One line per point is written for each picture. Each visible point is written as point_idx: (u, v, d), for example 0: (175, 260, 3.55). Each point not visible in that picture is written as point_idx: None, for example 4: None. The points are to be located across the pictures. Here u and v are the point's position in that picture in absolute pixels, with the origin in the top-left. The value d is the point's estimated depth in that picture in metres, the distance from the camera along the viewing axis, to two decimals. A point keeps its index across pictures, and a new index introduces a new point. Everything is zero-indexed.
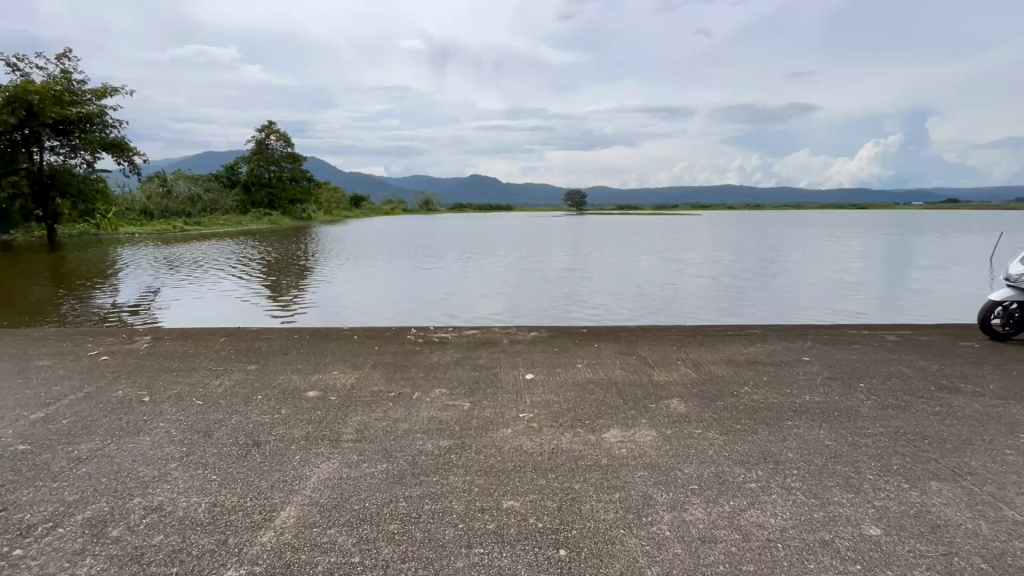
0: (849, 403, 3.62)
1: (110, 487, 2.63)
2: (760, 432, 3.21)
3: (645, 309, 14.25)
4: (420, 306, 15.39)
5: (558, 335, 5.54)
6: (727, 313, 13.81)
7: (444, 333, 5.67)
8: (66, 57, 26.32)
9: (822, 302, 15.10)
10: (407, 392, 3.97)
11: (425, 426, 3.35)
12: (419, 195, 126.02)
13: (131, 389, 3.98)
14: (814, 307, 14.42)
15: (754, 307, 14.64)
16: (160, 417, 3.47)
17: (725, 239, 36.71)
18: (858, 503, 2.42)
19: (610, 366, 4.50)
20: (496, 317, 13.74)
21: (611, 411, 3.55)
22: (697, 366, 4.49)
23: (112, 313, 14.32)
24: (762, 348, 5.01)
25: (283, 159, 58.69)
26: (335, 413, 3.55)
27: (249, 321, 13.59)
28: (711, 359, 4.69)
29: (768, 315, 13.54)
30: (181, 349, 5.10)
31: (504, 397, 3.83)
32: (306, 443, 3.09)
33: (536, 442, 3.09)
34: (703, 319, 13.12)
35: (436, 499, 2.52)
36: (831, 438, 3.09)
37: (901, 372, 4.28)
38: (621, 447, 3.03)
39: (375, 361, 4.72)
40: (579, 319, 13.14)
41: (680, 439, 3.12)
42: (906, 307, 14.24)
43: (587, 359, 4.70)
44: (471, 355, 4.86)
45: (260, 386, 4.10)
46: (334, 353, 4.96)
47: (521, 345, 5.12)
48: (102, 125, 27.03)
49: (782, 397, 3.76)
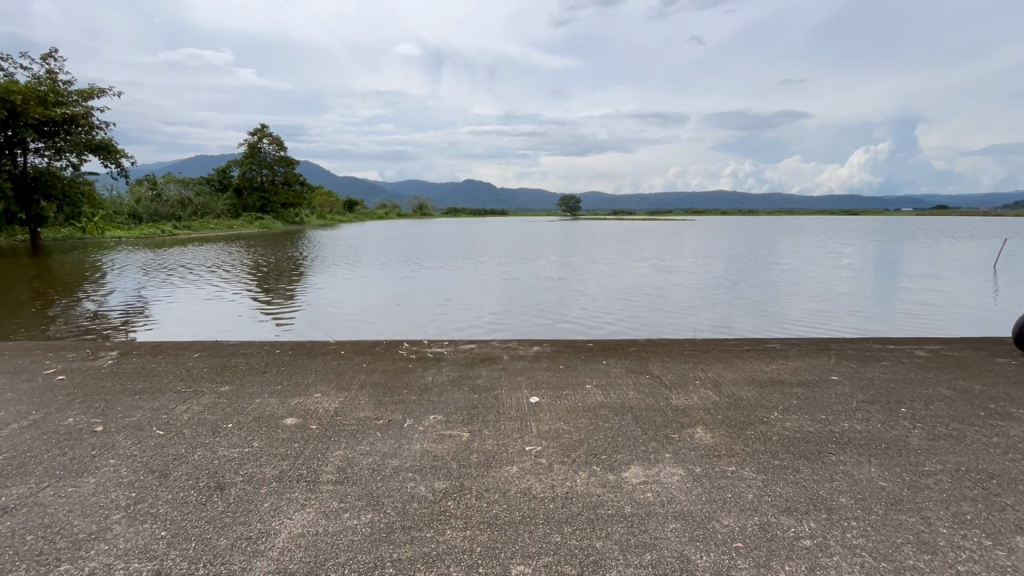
0: (895, 433, 3.22)
1: (34, 548, 2.16)
2: (803, 469, 2.80)
3: (648, 315, 13.86)
4: (413, 311, 14.89)
5: (564, 350, 5.13)
6: (731, 320, 13.44)
7: (438, 347, 5.24)
8: (52, 58, 25.74)
9: (826, 309, 14.77)
10: (398, 419, 3.53)
11: (417, 463, 2.91)
12: (413, 201, 125.98)
13: (84, 416, 3.51)
14: (819, 314, 14.07)
15: (755, 313, 14.32)
16: (112, 451, 3.02)
17: (721, 246, 36.62)
18: (940, 569, 2.01)
19: (622, 387, 4.08)
20: (494, 323, 13.25)
21: (629, 443, 3.13)
22: (718, 387, 4.08)
23: (99, 318, 13.86)
24: (785, 365, 4.62)
25: (276, 163, 58.04)
26: (314, 446, 3.10)
27: (238, 327, 13.05)
28: (732, 378, 4.29)
29: (770, 322, 13.21)
30: (149, 367, 4.62)
31: (507, 425, 3.39)
32: (277, 487, 2.64)
33: (546, 484, 2.67)
34: (705, 326, 12.75)
35: (431, 563, 2.09)
36: (886, 478, 2.69)
37: (942, 394, 3.89)
38: (645, 490, 2.61)
39: (362, 381, 4.27)
40: (579, 326, 12.68)
41: (712, 479, 2.71)
42: (914, 316, 13.92)
43: (597, 379, 4.28)
44: (469, 374, 4.42)
45: (232, 411, 3.64)
46: (318, 371, 4.51)
47: (523, 362, 4.71)
48: (89, 127, 26.42)
49: (818, 425, 3.36)
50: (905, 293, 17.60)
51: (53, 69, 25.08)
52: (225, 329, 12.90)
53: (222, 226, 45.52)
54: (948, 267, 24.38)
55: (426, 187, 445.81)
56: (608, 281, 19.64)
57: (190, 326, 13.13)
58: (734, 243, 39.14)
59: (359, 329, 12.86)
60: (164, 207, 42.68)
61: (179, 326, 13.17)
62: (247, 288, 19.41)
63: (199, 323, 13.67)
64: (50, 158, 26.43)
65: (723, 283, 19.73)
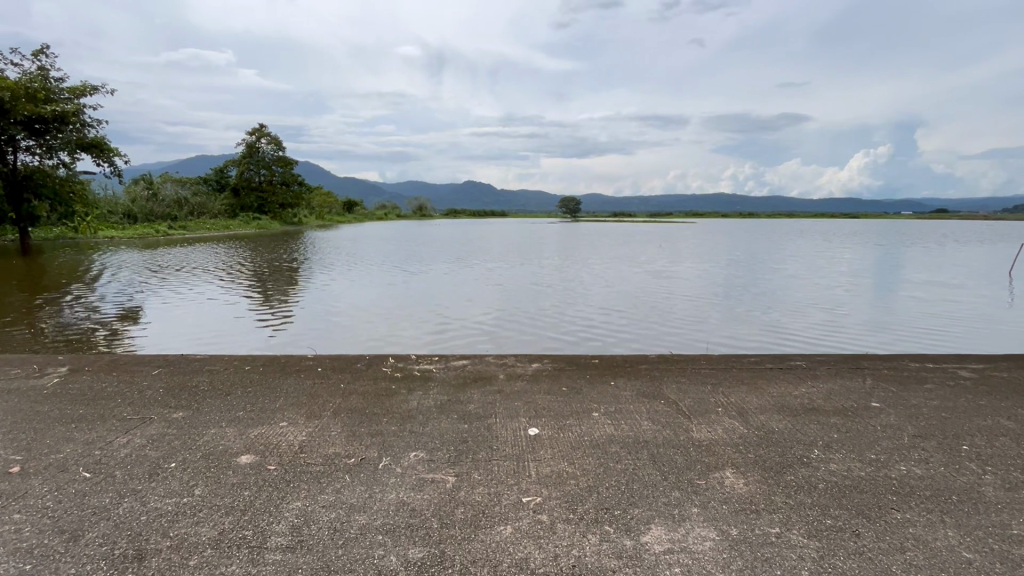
0: (966, 483, 2.69)
1: None
2: (865, 534, 2.27)
3: (652, 318, 13.31)
4: (410, 313, 14.42)
5: (566, 368, 4.62)
6: (738, 323, 12.88)
7: (427, 364, 4.71)
8: (43, 54, 25.25)
9: (836, 313, 14.24)
10: (373, 457, 2.99)
11: (390, 521, 2.38)
12: (413, 203, 125.83)
13: (3, 452, 2.98)
14: (829, 317, 13.53)
15: (763, 316, 13.79)
16: (21, 501, 2.50)
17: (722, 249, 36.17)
18: None
19: (635, 416, 3.54)
20: (492, 325, 12.68)
21: (647, 494, 2.60)
22: (744, 416, 3.56)
23: (88, 318, 13.53)
24: (816, 389, 4.09)
25: (274, 163, 57.56)
26: (268, 495, 2.57)
27: (229, 328, 12.56)
28: (759, 405, 3.77)
29: (779, 325, 12.70)
30: (99, 386, 4.08)
31: (502, 467, 2.86)
32: (212, 557, 2.11)
33: (548, 554, 2.15)
34: (712, 329, 12.17)
35: None
36: (971, 549, 2.16)
37: (1006, 428, 3.35)
38: (673, 565, 2.08)
39: (337, 406, 3.73)
40: (580, 329, 12.12)
41: (754, 548, 2.18)
42: (928, 320, 13.37)
43: (605, 405, 3.75)
44: (460, 399, 3.88)
45: (180, 445, 3.11)
46: (288, 394, 3.97)
47: (521, 384, 4.18)
48: (80, 124, 25.88)
49: (871, 468, 2.83)
50: (916, 297, 17.09)
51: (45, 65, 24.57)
52: (215, 331, 12.40)
53: (218, 226, 45.00)
54: (957, 272, 23.87)
55: (427, 188, 446.04)
56: (609, 284, 19.17)
57: (180, 328, 12.66)
58: (736, 246, 38.76)
59: (352, 331, 12.29)
60: (160, 207, 42.27)
61: (169, 327, 12.72)
62: (243, 288, 19.13)
63: (189, 323, 13.31)
64: (40, 156, 25.92)
65: (727, 286, 19.20)
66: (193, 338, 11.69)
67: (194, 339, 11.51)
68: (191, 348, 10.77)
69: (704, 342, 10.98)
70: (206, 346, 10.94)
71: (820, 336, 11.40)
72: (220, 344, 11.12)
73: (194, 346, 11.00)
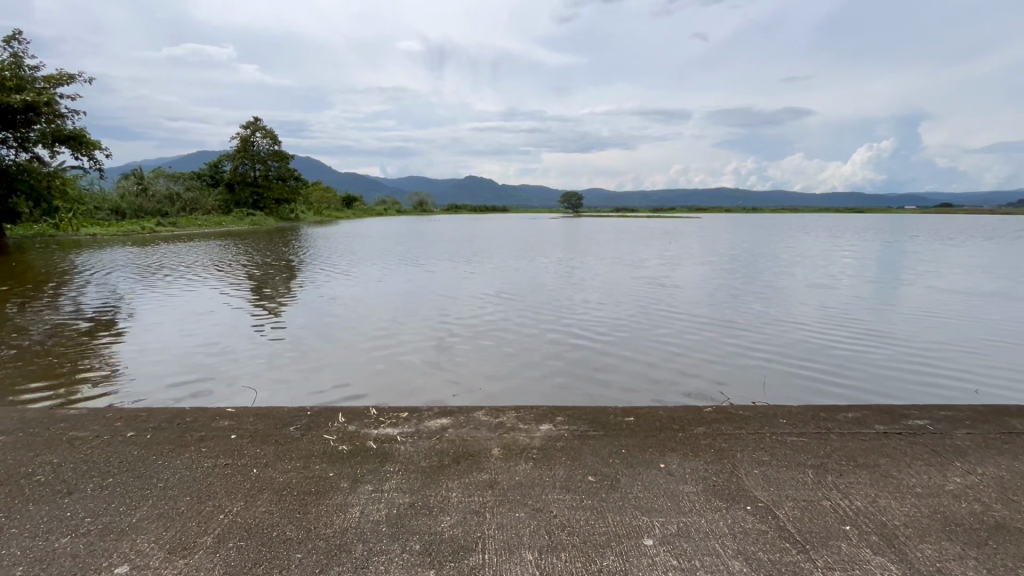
0: None
1: None
2: None
3: (666, 317, 11.89)
4: (401, 311, 13.03)
5: (591, 434, 3.21)
6: (763, 320, 11.44)
7: (392, 426, 3.33)
8: (15, 40, 23.77)
9: (868, 310, 12.84)
10: None
11: None
12: (414, 199, 123.93)
13: None
14: (861, 315, 12.12)
15: (792, 314, 12.32)
16: None
17: (734, 245, 34.43)
18: None
19: (713, 551, 2.13)
20: (488, 325, 11.22)
21: None
22: (897, 549, 2.14)
23: (51, 318, 12.33)
24: (976, 480, 2.69)
25: (269, 157, 55.71)
26: None
27: (203, 328, 11.29)
28: (904, 519, 2.36)
29: (812, 323, 11.26)
30: None
31: None
32: None
33: None
34: (733, 327, 10.75)
35: None
36: None
37: None
38: None
39: (230, 521, 2.33)
40: (585, 328, 10.70)
41: None
42: (972, 317, 11.97)
43: (659, 521, 2.34)
44: (427, 503, 2.47)
45: None
46: (165, 491, 2.56)
47: (526, 468, 2.80)
48: (55, 115, 24.42)
49: None
50: (955, 296, 15.52)
51: (16, 51, 23.10)
52: (186, 331, 10.99)
53: (210, 222, 43.43)
54: (992, 270, 22.00)
55: (428, 184, 445.21)
56: (615, 281, 17.73)
57: (146, 329, 11.17)
58: (748, 242, 36.89)
59: (336, 331, 10.76)
60: (150, 203, 40.92)
61: (136, 328, 11.33)
62: (227, 286, 17.85)
63: (161, 321, 12.10)
64: (16, 149, 24.55)
65: (744, 284, 17.68)
66: (158, 339, 10.11)
67: (162, 341, 10.04)
68: (156, 351, 9.20)
69: (728, 342, 9.57)
70: (171, 347, 9.57)
71: (860, 337, 9.96)
72: (189, 343, 9.81)
73: (159, 347, 9.54)
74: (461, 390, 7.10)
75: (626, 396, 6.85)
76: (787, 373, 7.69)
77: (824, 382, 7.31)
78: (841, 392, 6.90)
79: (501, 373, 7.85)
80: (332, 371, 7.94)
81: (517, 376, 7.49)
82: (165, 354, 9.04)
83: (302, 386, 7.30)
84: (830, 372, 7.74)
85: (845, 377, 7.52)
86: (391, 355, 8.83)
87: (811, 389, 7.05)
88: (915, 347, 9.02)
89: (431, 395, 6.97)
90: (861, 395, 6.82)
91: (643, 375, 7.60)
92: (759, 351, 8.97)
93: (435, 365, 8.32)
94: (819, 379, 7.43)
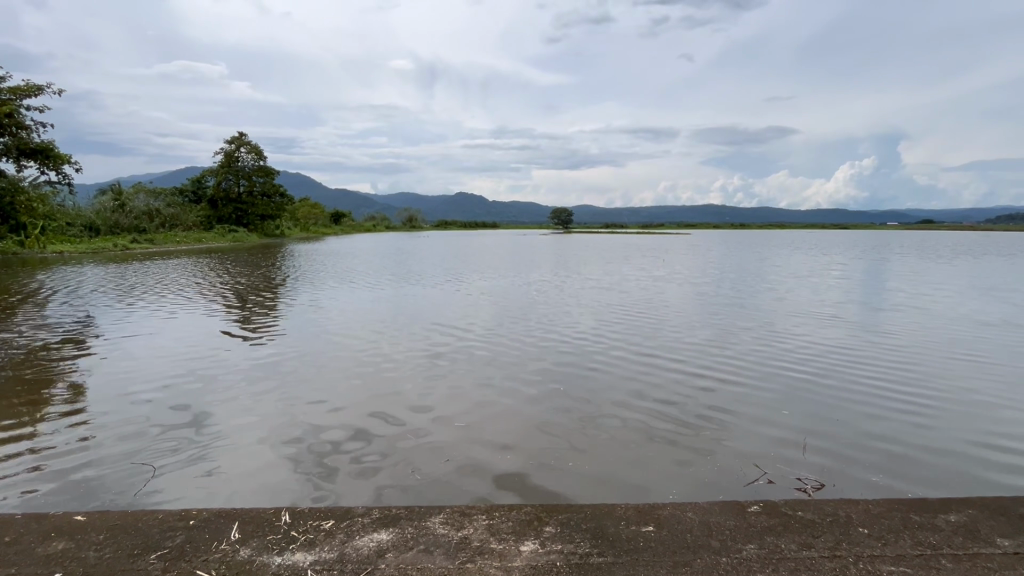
0: None
1: None
2: None
3: (662, 334, 11.06)
4: (380, 327, 12.04)
5: (596, 564, 2.18)
6: (769, 340, 10.48)
7: (308, 548, 2.30)
8: None
9: (871, 331, 12.07)
10: None
11: None
12: (405, 215, 123.42)
13: None
14: (866, 336, 11.30)
15: (794, 333, 11.54)
16: None
17: (726, 262, 33.81)
18: None
19: None
20: (471, 341, 10.34)
21: None
22: None
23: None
24: None
25: (253, 172, 54.23)
26: None
27: (160, 346, 10.29)
28: None
29: (817, 343, 10.48)
30: None
31: None
32: None
33: None
34: (736, 346, 9.94)
35: None
36: None
37: None
38: None
39: None
40: (575, 344, 9.84)
41: None
42: (981, 343, 11.25)
43: None
44: None
45: None
46: None
47: None
48: (20, 127, 23.24)
49: None
50: (960, 318, 14.79)
51: None
52: (140, 349, 10.00)
53: (190, 238, 41.91)
54: (992, 291, 21.32)
55: (418, 201, 445.71)
56: (608, 297, 16.91)
57: (96, 348, 10.14)
58: (740, 260, 36.24)
59: (306, 349, 9.79)
60: (126, 219, 39.49)
61: (87, 346, 10.31)
62: (196, 304, 16.79)
63: (117, 340, 11.06)
64: None
65: (740, 302, 16.88)
66: (102, 361, 8.88)
67: (108, 359, 9.03)
68: (97, 371, 8.09)
69: (730, 360, 8.73)
70: (118, 365, 8.56)
71: (872, 359, 9.18)
72: (139, 362, 8.81)
73: (104, 365, 8.55)
74: (441, 408, 5.99)
75: (639, 414, 5.76)
76: (814, 395, 6.70)
77: (869, 408, 6.29)
78: (891, 417, 5.90)
79: (484, 387, 6.98)
80: (293, 388, 6.94)
81: (502, 394, 6.58)
82: (107, 372, 8.00)
83: (256, 406, 6.12)
84: (851, 394, 6.88)
85: (888, 403, 6.51)
86: (362, 372, 7.89)
87: (857, 413, 6.01)
88: (945, 376, 8.09)
89: (408, 413, 5.80)
90: (915, 421, 5.82)
91: (643, 395, 6.64)
92: (766, 369, 8.17)
93: (411, 379, 7.41)
94: (862, 404, 6.41)
